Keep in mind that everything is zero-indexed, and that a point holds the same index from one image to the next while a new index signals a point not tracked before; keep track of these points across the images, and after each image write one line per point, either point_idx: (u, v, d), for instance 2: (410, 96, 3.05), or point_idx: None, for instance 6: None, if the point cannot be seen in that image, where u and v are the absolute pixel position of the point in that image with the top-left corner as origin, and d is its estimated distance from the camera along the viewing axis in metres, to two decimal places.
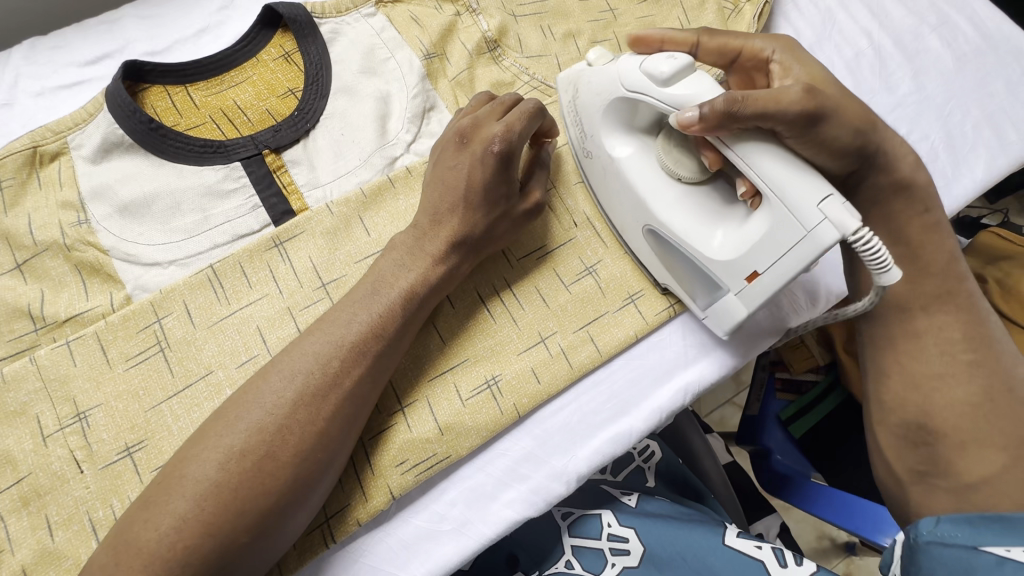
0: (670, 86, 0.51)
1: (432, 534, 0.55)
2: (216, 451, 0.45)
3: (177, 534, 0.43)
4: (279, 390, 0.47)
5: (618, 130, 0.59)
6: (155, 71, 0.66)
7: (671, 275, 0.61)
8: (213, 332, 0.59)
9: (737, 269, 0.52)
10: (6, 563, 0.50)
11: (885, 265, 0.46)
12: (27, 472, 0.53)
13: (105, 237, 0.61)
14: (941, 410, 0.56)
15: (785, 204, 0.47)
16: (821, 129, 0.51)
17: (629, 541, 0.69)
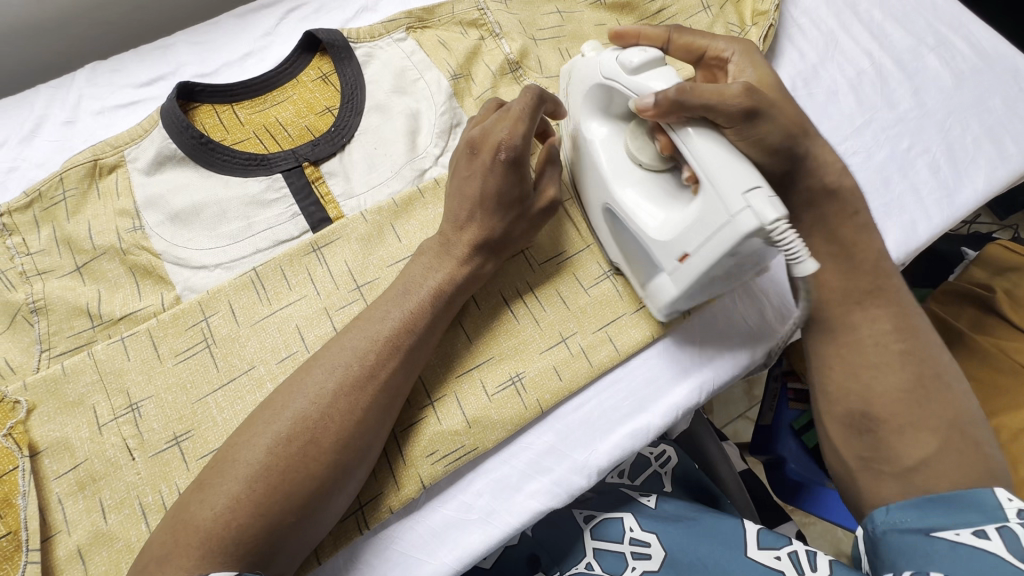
0: (638, 72, 0.56)
1: (459, 523, 0.58)
2: (265, 437, 0.49)
3: (231, 513, 0.46)
4: (321, 381, 0.51)
5: (595, 114, 0.63)
6: (205, 91, 0.71)
7: (621, 253, 0.64)
8: (256, 330, 0.63)
9: (670, 248, 0.55)
10: (62, 543, 0.54)
11: (798, 255, 0.48)
12: (84, 458, 0.56)
13: (158, 242, 0.66)
14: (879, 398, 0.58)
15: (715, 190, 0.50)
16: (758, 126, 0.55)
17: (651, 546, 0.70)
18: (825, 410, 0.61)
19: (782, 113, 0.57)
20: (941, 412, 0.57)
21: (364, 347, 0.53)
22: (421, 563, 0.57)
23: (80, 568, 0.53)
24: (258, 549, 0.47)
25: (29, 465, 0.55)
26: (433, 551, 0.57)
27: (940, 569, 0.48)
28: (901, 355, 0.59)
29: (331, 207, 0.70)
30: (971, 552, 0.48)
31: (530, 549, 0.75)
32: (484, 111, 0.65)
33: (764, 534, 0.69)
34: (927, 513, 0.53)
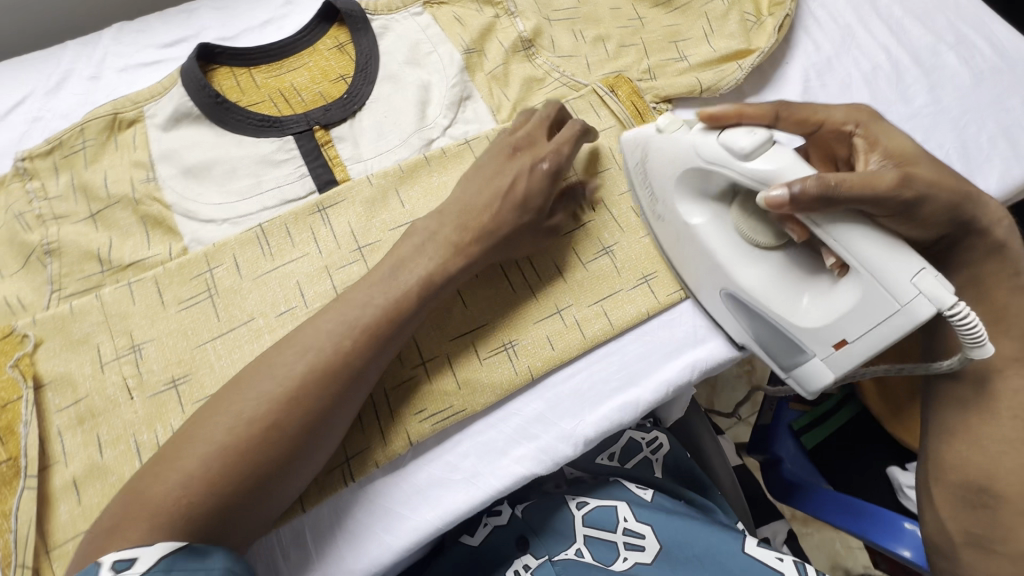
0: (756, 160, 0.50)
1: (443, 482, 0.58)
2: (229, 415, 0.48)
3: (184, 489, 0.45)
4: (292, 364, 0.50)
5: (689, 197, 0.59)
6: (224, 53, 0.73)
7: (751, 330, 0.61)
8: (257, 284, 0.64)
9: (824, 336, 0.52)
10: (59, 473, 0.55)
11: (980, 337, 0.45)
12: (85, 393, 0.58)
13: (170, 194, 0.68)
14: (1007, 476, 0.56)
15: (874, 278, 0.46)
16: (911, 212, 0.50)
17: (645, 538, 0.70)
18: (937, 479, 0.60)
19: (941, 189, 0.51)
20: None
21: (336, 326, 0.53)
22: (402, 521, 0.57)
23: (74, 498, 0.55)
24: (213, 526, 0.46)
25: (32, 397, 0.57)
26: (414, 512, 0.57)
27: None
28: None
29: (337, 169, 0.71)
30: None
31: (518, 530, 0.74)
32: (516, 120, 0.67)
33: (765, 538, 0.68)
34: None
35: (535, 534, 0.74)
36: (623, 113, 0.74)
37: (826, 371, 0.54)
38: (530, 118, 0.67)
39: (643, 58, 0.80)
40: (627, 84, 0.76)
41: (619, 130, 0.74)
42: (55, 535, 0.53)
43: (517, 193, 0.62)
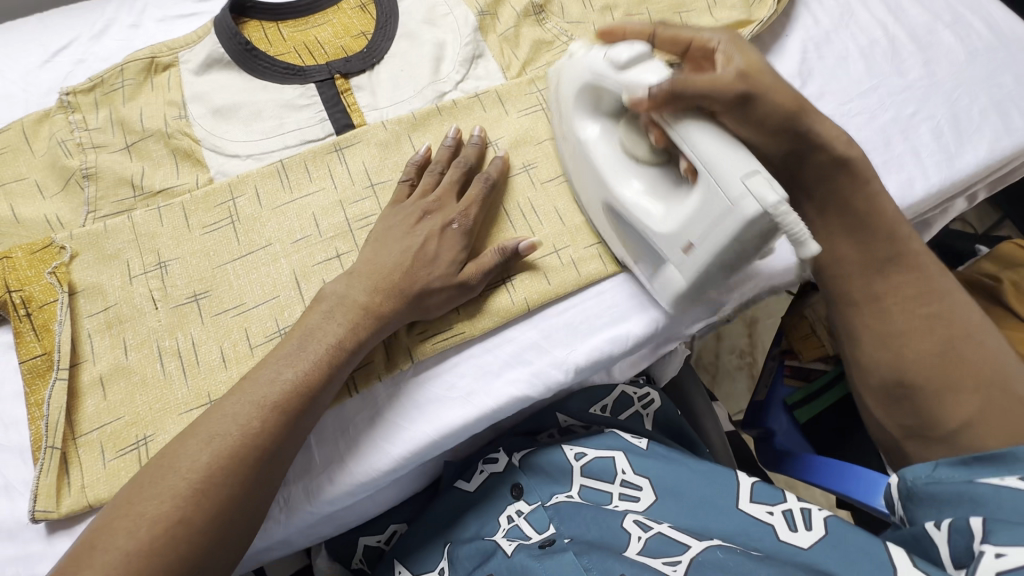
0: (625, 73, 0.57)
1: (441, 399, 0.62)
2: (175, 477, 0.49)
3: (130, 561, 0.45)
4: (255, 415, 0.52)
5: (586, 115, 0.65)
6: (255, 7, 0.79)
7: (622, 247, 0.67)
8: (276, 213, 0.69)
9: (675, 240, 0.57)
10: (87, 371, 0.60)
11: (800, 235, 0.49)
12: (114, 302, 0.63)
13: (199, 131, 0.73)
14: (912, 364, 0.59)
15: (716, 180, 0.52)
16: (749, 109, 0.57)
17: (642, 490, 0.65)
18: (863, 384, 0.63)
19: (777, 94, 0.58)
20: (978, 370, 0.57)
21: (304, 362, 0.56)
22: (401, 432, 0.61)
23: (100, 393, 0.59)
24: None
25: (67, 301, 0.61)
26: (408, 426, 0.61)
27: (981, 514, 0.47)
28: (928, 322, 0.60)
29: (355, 115, 0.76)
30: (1012, 494, 0.46)
31: (513, 477, 0.71)
32: (420, 183, 0.67)
33: (759, 490, 0.61)
34: (974, 468, 0.51)
35: (532, 482, 0.70)
36: None
37: (678, 276, 0.60)
38: (434, 177, 0.67)
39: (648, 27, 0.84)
40: None
41: None
42: (81, 424, 0.58)
43: (429, 252, 0.62)
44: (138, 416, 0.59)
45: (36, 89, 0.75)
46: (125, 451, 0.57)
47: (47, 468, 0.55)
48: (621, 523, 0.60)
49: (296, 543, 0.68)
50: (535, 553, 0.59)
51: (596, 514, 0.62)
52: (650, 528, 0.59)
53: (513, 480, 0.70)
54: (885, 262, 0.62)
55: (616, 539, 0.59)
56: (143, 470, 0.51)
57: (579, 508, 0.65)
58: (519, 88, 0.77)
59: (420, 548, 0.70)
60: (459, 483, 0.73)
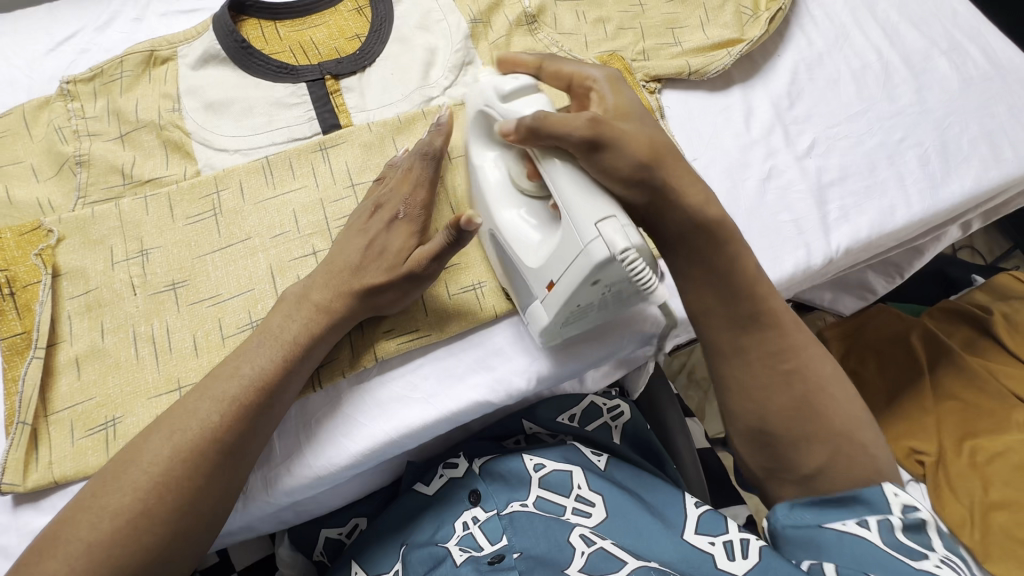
0: (513, 97, 0.56)
1: (402, 399, 0.63)
2: (136, 479, 0.51)
3: (99, 552, 0.49)
4: (214, 413, 0.54)
5: (483, 142, 0.62)
6: (253, 6, 0.81)
7: (507, 279, 0.65)
8: (257, 208, 0.70)
9: (540, 276, 0.57)
10: (65, 351, 0.62)
11: (650, 283, 0.49)
12: (95, 286, 0.65)
13: (190, 124, 0.75)
14: (774, 417, 0.57)
15: (573, 220, 0.51)
16: (600, 157, 0.53)
17: (594, 506, 0.65)
18: (732, 428, 0.61)
19: (633, 139, 0.54)
20: (835, 424, 0.56)
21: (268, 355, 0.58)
22: (358, 429, 0.62)
23: (74, 373, 0.61)
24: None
25: (50, 283, 0.64)
26: (364, 423, 0.62)
27: (833, 561, 0.51)
28: (788, 378, 0.57)
29: (344, 116, 0.77)
30: (854, 541, 0.51)
31: (472, 483, 0.71)
32: (388, 175, 0.67)
33: (704, 520, 0.62)
34: (824, 512, 0.54)
35: (488, 488, 0.70)
36: None
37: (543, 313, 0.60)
38: (397, 172, 0.66)
39: (640, 41, 0.85)
40: (620, 62, 0.82)
41: None
42: (54, 402, 0.60)
43: (377, 245, 0.63)
44: (108, 397, 0.61)
45: (40, 76, 0.78)
46: (94, 431, 0.59)
47: (17, 443, 0.57)
48: (568, 538, 0.62)
49: (260, 528, 0.71)
50: (482, 567, 0.62)
51: (546, 527, 0.64)
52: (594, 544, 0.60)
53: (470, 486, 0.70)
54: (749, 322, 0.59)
55: (563, 556, 0.61)
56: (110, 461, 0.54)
57: (530, 518, 0.65)
58: None
59: (375, 548, 0.70)
60: (419, 485, 0.73)
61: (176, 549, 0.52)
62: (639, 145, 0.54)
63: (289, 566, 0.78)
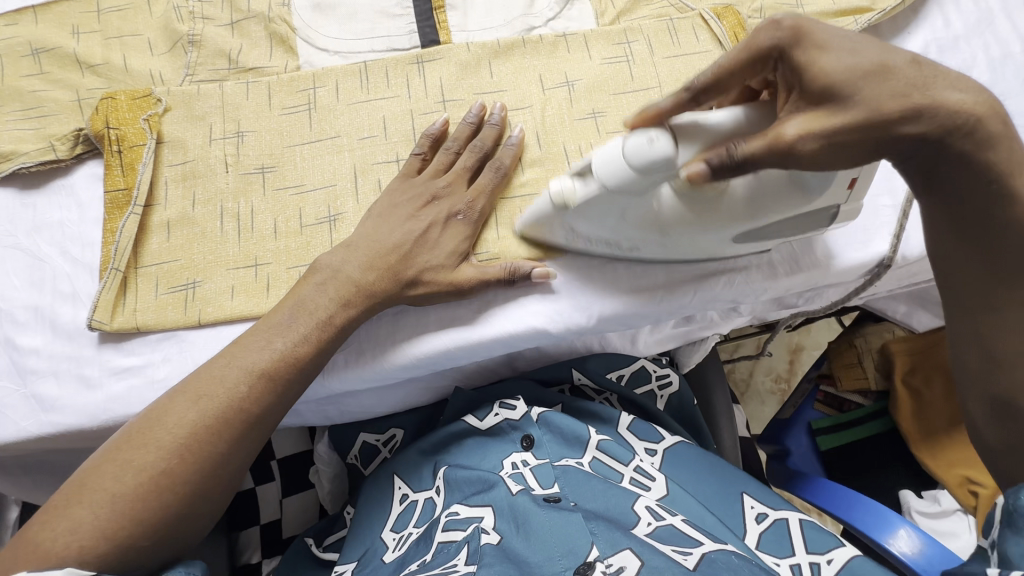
0: (676, 151, 0.51)
1: (466, 314, 0.65)
2: (178, 424, 0.54)
3: (144, 481, 0.52)
4: (242, 388, 0.56)
5: (637, 221, 0.58)
6: None
7: (783, 237, 0.63)
8: (349, 110, 0.71)
9: (837, 192, 0.56)
10: (158, 213, 0.65)
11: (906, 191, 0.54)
12: (192, 158, 0.68)
13: (296, 20, 0.76)
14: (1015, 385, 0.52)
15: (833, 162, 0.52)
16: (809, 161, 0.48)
17: (654, 481, 0.68)
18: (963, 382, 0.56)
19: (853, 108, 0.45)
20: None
21: (311, 302, 0.60)
22: (422, 334, 0.65)
23: (164, 235, 0.65)
24: (160, 540, 0.53)
25: (153, 147, 0.67)
26: (430, 332, 0.65)
27: None
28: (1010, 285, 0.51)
29: (443, 33, 0.77)
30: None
31: (527, 427, 0.72)
32: (433, 161, 0.67)
33: (766, 540, 0.64)
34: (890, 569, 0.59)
35: (544, 437, 0.72)
36: (724, 39, 0.75)
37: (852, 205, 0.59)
38: (445, 164, 0.67)
39: None
40: (734, 15, 0.77)
41: (716, 54, 0.75)
42: (144, 257, 0.64)
43: (431, 239, 0.64)
44: (191, 262, 0.64)
45: None
46: (175, 289, 0.63)
47: (109, 285, 0.61)
48: (633, 506, 0.63)
49: (305, 416, 0.77)
50: (539, 502, 0.61)
51: (607, 489, 0.65)
52: (661, 520, 0.61)
53: (525, 431, 0.71)
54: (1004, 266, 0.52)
55: (625, 518, 0.61)
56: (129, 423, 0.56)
57: (588, 479, 0.66)
58: (608, 36, 0.76)
59: (413, 464, 0.74)
60: (469, 417, 0.75)
61: (193, 511, 0.55)
62: (876, 114, 0.45)
63: (327, 463, 0.82)
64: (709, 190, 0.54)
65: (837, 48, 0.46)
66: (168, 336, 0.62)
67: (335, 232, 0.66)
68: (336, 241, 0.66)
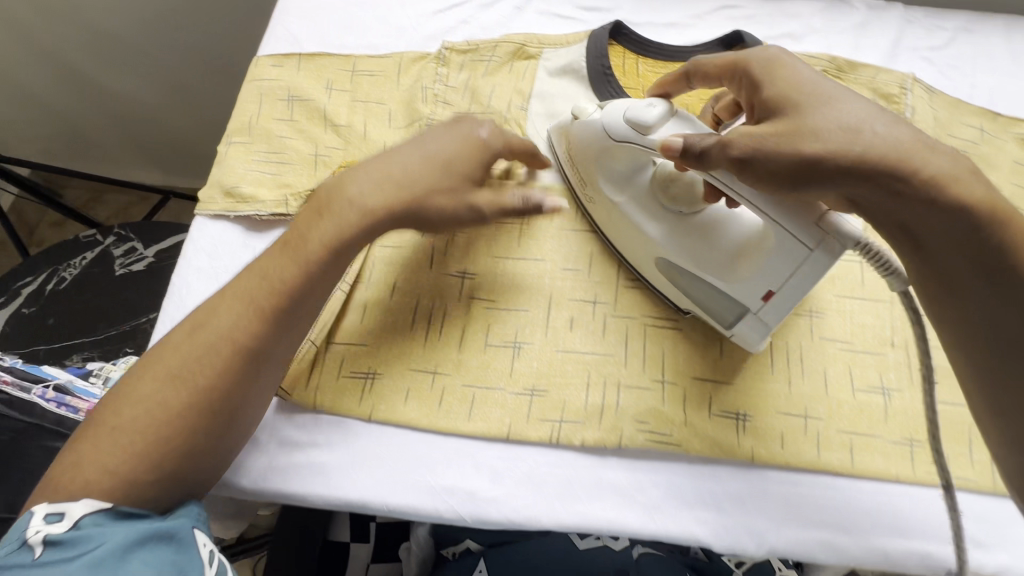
0: (667, 121, 0.57)
1: (624, 495, 0.59)
2: (174, 356, 0.54)
3: (149, 414, 0.52)
4: (228, 314, 0.55)
5: (614, 180, 0.64)
6: (627, 37, 0.81)
7: (699, 308, 0.63)
8: (559, 234, 0.70)
9: (753, 287, 0.56)
10: (359, 292, 0.66)
11: (895, 268, 0.49)
12: (402, 244, 0.69)
13: (530, 128, 0.76)
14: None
15: (806, 242, 0.50)
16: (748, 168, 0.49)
17: None
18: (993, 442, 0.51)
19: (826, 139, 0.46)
20: None
21: (301, 228, 0.58)
22: (573, 500, 0.59)
23: (359, 315, 0.66)
24: (159, 480, 0.51)
25: None
26: (581, 501, 0.59)
27: None
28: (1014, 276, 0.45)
29: None
30: None
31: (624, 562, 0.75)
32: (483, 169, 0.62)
33: None
34: None
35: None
36: None
37: (767, 322, 0.58)
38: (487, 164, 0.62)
39: None
40: None
41: None
42: (338, 333, 0.65)
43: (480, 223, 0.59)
44: (378, 351, 0.64)
45: (422, 31, 0.84)
46: (357, 375, 0.63)
47: (303, 356, 0.63)
48: None
49: None
50: None
51: None
52: None
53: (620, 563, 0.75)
54: (960, 305, 0.48)
55: None
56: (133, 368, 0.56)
57: None
58: None
59: None
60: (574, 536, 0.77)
61: (191, 454, 0.53)
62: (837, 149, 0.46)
63: (421, 546, 0.81)
64: (682, 185, 0.59)
65: (804, 90, 0.50)
66: (337, 421, 0.62)
67: (516, 362, 0.64)
68: (516, 372, 0.64)
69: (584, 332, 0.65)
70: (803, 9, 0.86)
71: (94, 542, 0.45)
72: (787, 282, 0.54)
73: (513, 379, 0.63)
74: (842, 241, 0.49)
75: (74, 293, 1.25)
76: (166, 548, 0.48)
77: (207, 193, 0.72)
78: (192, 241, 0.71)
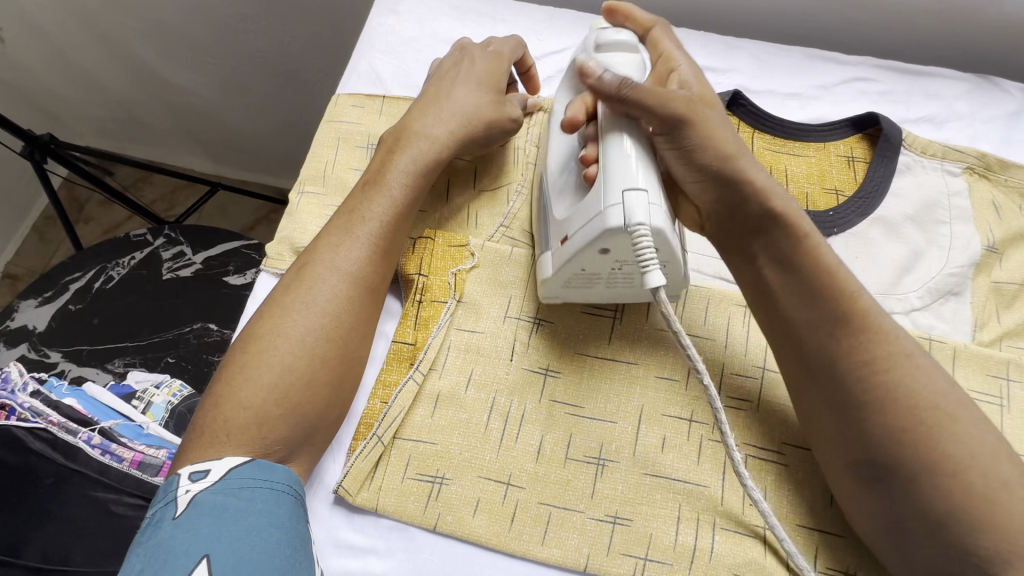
0: (630, 46, 0.57)
1: None
2: (298, 301, 0.55)
3: (285, 352, 0.53)
4: (352, 249, 0.58)
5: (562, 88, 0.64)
6: (744, 107, 0.73)
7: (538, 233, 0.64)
8: (654, 335, 0.63)
9: (559, 228, 0.56)
10: (432, 381, 0.61)
11: (648, 263, 0.47)
12: (482, 329, 0.63)
13: None
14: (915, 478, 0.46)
15: (605, 180, 0.51)
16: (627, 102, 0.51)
17: None
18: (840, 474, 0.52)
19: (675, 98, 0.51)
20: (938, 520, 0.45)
21: (377, 165, 0.63)
22: None
23: (430, 408, 0.60)
24: (293, 417, 0.52)
25: (452, 308, 0.63)
26: None
27: None
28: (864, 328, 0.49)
29: None
30: None
31: None
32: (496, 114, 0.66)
33: None
34: None
35: None
36: None
37: (549, 263, 0.58)
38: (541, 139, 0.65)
39: None
40: None
41: None
42: (405, 428, 0.59)
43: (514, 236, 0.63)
44: (448, 452, 0.58)
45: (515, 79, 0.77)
46: (423, 477, 0.58)
47: (368, 454, 0.58)
48: None
49: None
50: None
51: None
52: None
53: None
54: (831, 331, 0.50)
55: None
56: (254, 318, 0.56)
57: None
58: (983, 366, 0.60)
59: None
60: None
61: (319, 387, 0.54)
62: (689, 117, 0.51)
63: None
64: None
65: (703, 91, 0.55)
66: (399, 527, 0.57)
67: (599, 483, 0.58)
68: (598, 494, 0.57)
69: (676, 456, 0.58)
70: (946, 88, 0.76)
71: (235, 495, 0.44)
72: (584, 254, 0.53)
73: (594, 502, 0.57)
74: (628, 214, 0.49)
75: (119, 295, 1.10)
76: (292, 511, 0.46)
77: (275, 248, 0.68)
78: (258, 301, 0.66)
